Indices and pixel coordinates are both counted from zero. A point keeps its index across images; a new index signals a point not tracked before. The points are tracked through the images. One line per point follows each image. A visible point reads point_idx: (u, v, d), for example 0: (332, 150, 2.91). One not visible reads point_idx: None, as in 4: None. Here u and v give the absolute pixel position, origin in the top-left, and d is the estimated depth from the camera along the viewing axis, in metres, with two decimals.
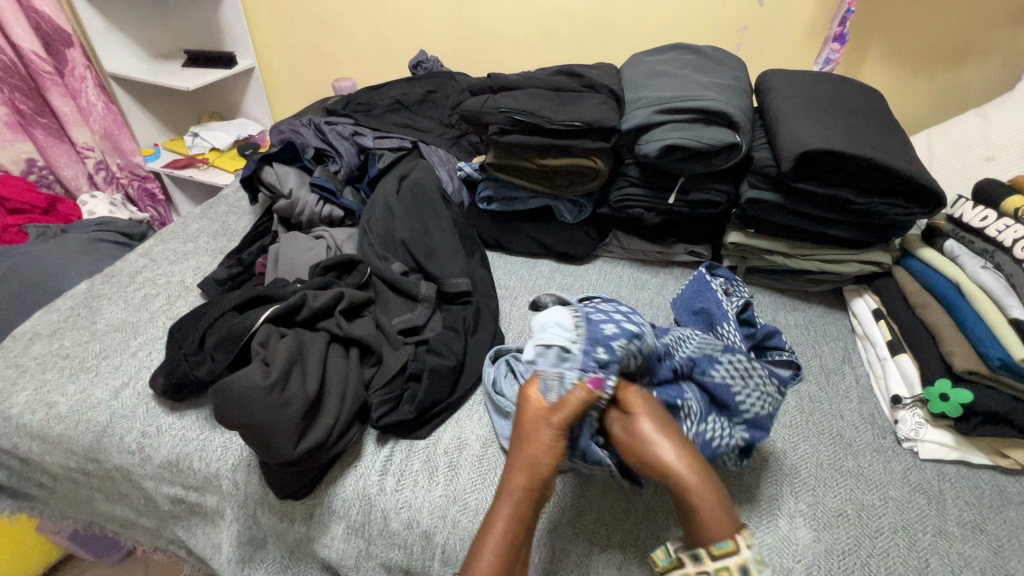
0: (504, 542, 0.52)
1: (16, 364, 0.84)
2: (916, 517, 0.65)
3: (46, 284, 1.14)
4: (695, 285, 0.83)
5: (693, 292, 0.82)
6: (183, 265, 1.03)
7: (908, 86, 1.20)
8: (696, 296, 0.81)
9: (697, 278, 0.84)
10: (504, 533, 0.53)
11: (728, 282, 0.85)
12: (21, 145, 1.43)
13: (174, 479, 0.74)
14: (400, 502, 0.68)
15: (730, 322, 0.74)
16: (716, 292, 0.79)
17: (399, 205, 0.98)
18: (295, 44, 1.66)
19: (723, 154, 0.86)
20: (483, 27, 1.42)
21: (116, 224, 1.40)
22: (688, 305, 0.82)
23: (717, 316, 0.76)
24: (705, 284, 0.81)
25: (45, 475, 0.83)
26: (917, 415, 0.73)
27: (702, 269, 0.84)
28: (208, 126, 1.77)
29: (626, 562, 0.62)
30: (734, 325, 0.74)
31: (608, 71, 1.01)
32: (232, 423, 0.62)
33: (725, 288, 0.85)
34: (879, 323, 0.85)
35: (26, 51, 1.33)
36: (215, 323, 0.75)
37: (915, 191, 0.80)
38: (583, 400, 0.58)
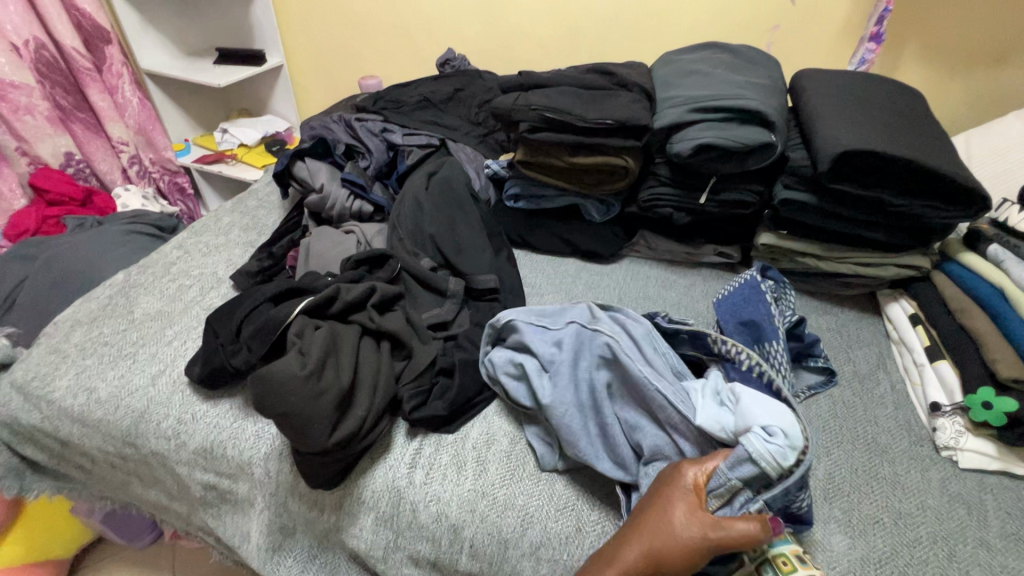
0: None
1: (57, 350, 0.86)
2: (956, 527, 0.63)
3: (84, 273, 1.18)
4: (744, 290, 0.79)
5: (741, 298, 0.79)
6: (216, 258, 1.05)
7: (946, 87, 1.16)
8: (744, 304, 0.78)
9: (747, 283, 0.80)
10: None
11: (777, 286, 0.82)
12: (61, 139, 1.46)
13: (207, 466, 0.76)
14: (428, 495, 0.68)
15: (779, 340, 0.72)
16: (766, 303, 0.76)
17: (428, 201, 0.99)
18: (323, 41, 1.68)
19: (756, 154, 0.85)
20: (511, 26, 1.43)
21: (148, 217, 1.44)
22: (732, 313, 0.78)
23: (767, 332, 0.73)
24: (756, 293, 0.78)
25: (83, 458, 0.86)
26: (957, 423, 0.71)
27: (753, 273, 0.81)
28: (237, 122, 1.80)
29: None
30: (782, 343, 0.72)
31: (639, 69, 1.00)
32: (268, 412, 0.64)
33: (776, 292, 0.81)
34: (916, 329, 0.83)
35: (67, 48, 1.38)
36: (251, 314, 0.77)
37: (956, 193, 0.78)
38: (749, 533, 0.49)
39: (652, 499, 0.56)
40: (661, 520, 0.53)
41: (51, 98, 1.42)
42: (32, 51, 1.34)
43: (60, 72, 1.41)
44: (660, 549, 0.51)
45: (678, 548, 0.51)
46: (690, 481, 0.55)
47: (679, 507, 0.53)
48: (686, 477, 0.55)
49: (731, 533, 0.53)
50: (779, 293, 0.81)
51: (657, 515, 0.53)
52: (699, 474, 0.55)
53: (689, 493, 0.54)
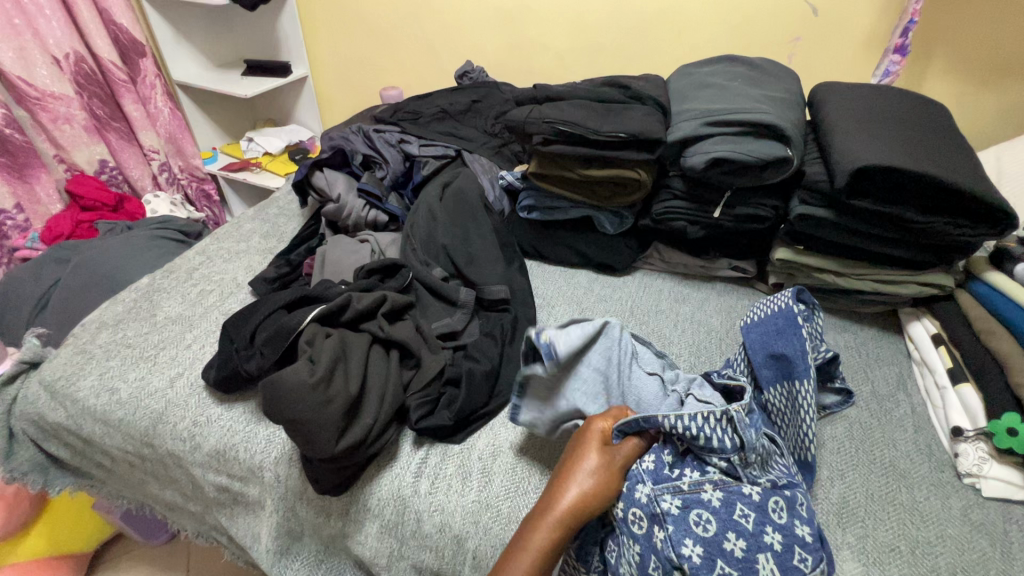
0: (540, 554, 0.52)
1: (84, 351, 0.90)
2: (977, 558, 0.61)
3: (111, 277, 1.22)
4: (777, 321, 0.74)
5: (774, 330, 0.73)
6: (237, 264, 1.08)
7: (977, 101, 1.13)
8: (776, 337, 0.72)
9: (781, 312, 0.74)
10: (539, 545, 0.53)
11: (810, 314, 0.76)
12: (96, 148, 1.52)
13: (220, 468, 0.78)
14: (433, 505, 0.68)
15: (810, 379, 0.68)
16: (802, 336, 0.70)
17: (442, 212, 1.00)
18: (348, 53, 1.73)
19: (772, 168, 0.84)
20: (530, 37, 1.44)
21: (176, 222, 1.49)
22: (764, 344, 0.73)
23: (798, 370, 0.69)
24: (791, 325, 0.72)
25: (105, 456, 0.88)
26: (981, 449, 0.69)
27: (789, 300, 0.74)
28: (262, 132, 1.86)
29: None
30: (813, 383, 0.68)
31: (654, 82, 1.00)
32: (279, 418, 0.65)
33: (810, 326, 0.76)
34: (939, 349, 0.81)
35: (105, 60, 1.44)
36: (265, 320, 0.79)
37: (982, 211, 0.75)
38: (634, 448, 0.60)
39: (570, 452, 0.60)
40: (578, 461, 0.58)
41: (88, 108, 1.48)
42: (72, 64, 1.41)
43: (97, 83, 1.48)
44: (586, 486, 0.55)
45: (597, 480, 0.56)
46: (598, 428, 0.61)
47: (596, 455, 0.58)
48: (594, 427, 0.61)
49: None
50: (811, 321, 0.76)
51: (572, 465, 0.58)
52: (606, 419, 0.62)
53: (596, 443, 0.59)
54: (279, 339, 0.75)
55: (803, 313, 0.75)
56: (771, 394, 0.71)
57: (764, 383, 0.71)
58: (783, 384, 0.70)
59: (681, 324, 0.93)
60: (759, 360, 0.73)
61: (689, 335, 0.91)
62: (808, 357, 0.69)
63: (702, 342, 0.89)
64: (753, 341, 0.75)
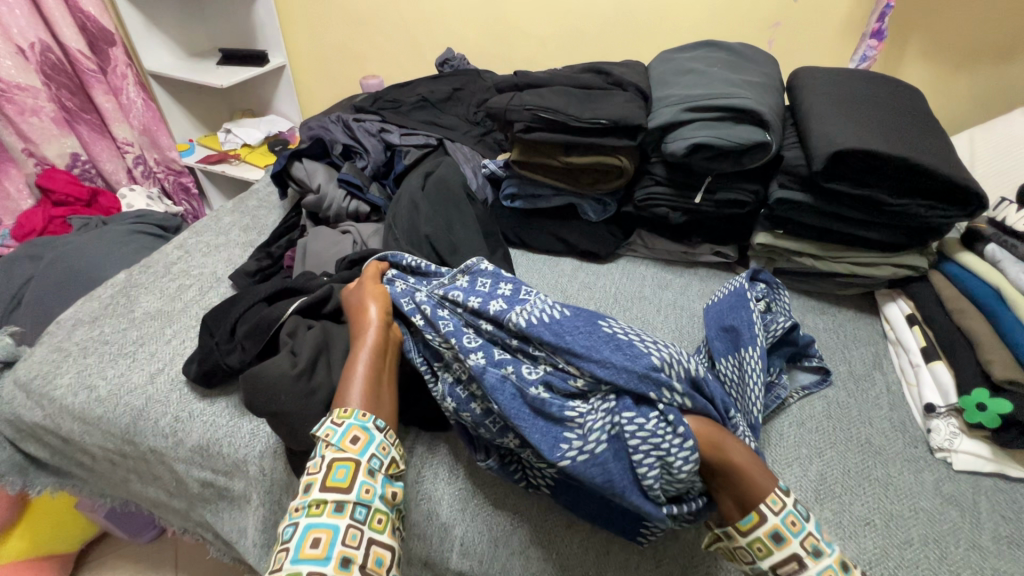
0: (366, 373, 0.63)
1: (60, 349, 0.88)
2: (948, 529, 0.63)
3: (87, 273, 1.19)
4: (732, 297, 0.79)
5: (728, 305, 0.78)
6: (216, 257, 1.06)
7: (951, 86, 1.15)
8: (732, 310, 0.77)
9: (736, 291, 0.80)
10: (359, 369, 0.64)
11: (768, 294, 0.81)
12: (67, 141, 1.48)
13: (204, 463, 0.77)
14: (420, 494, 0.69)
15: (756, 346, 0.71)
16: (750, 309, 0.75)
17: (424, 201, 0.99)
18: (326, 42, 1.69)
19: (751, 153, 0.84)
20: (512, 24, 1.42)
21: (153, 216, 1.46)
22: (720, 319, 0.78)
23: (745, 337, 0.72)
24: (741, 300, 0.77)
25: (85, 455, 0.87)
26: (952, 425, 0.71)
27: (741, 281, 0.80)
28: (240, 123, 1.82)
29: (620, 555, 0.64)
30: (759, 351, 0.71)
31: (635, 69, 1.00)
32: (261, 411, 0.64)
33: (768, 302, 0.80)
34: (913, 329, 0.83)
35: (72, 50, 1.40)
36: (246, 313, 0.78)
37: (955, 193, 0.77)
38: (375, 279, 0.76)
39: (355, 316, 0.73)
40: (355, 313, 0.72)
41: (57, 100, 1.44)
42: (38, 54, 1.36)
43: (65, 74, 1.43)
44: (364, 321, 0.69)
45: (362, 313, 0.70)
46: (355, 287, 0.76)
47: (363, 300, 0.72)
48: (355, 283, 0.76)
49: (756, 538, 0.52)
50: (772, 296, 0.81)
51: (359, 312, 0.71)
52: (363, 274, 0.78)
53: (356, 295, 0.74)
54: (260, 333, 0.75)
55: (764, 293, 0.81)
56: (722, 365, 0.73)
57: (717, 355, 0.74)
58: (732, 354, 0.73)
59: (664, 309, 0.94)
60: (713, 334, 0.77)
61: (672, 319, 0.92)
62: (755, 326, 0.73)
63: (684, 326, 0.91)
64: (710, 318, 0.79)
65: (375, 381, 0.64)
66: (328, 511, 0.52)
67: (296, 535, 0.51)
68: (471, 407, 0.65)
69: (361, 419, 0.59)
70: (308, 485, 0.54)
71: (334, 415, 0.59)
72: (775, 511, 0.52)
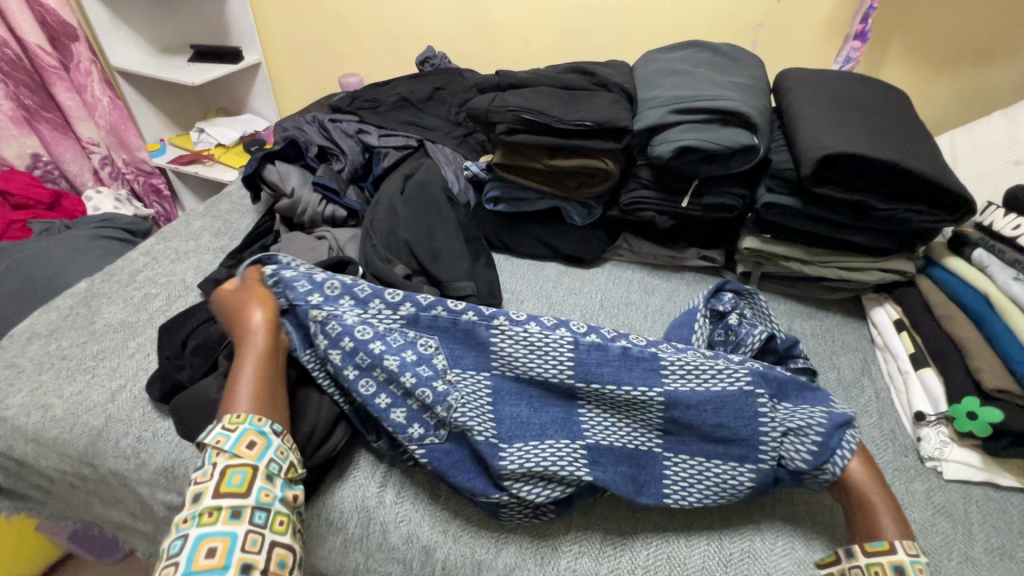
0: (264, 378, 0.60)
1: (12, 364, 0.82)
2: (941, 542, 0.61)
3: (47, 281, 1.13)
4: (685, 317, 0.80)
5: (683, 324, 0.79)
6: (185, 264, 1.01)
7: (932, 88, 1.16)
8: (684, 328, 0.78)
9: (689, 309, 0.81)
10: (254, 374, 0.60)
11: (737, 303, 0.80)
12: (27, 140, 1.41)
13: (169, 486, 0.72)
14: (399, 516, 0.66)
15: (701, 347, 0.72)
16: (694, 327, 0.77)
17: (403, 205, 0.96)
18: (303, 38, 1.64)
19: (738, 157, 0.83)
20: (494, 22, 1.39)
21: (119, 220, 1.39)
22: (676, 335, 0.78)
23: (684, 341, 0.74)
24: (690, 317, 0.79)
25: (42, 477, 0.82)
26: (942, 433, 0.70)
27: (699, 297, 0.80)
28: (213, 122, 1.75)
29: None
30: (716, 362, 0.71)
31: (620, 69, 0.97)
32: (203, 439, 0.61)
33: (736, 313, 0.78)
34: (901, 335, 0.82)
35: (30, 45, 1.32)
36: (198, 327, 0.74)
37: (942, 198, 0.76)
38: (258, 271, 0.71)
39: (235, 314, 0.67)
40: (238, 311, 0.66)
41: (14, 97, 1.37)
42: None
43: (24, 71, 1.36)
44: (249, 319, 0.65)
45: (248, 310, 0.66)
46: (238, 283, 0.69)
47: (255, 297, 0.67)
48: (243, 280, 0.70)
49: (880, 565, 0.52)
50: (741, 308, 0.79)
51: (241, 318, 0.65)
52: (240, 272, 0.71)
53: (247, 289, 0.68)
54: (210, 348, 0.71)
55: (731, 304, 0.79)
56: None
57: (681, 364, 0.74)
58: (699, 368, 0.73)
59: (651, 315, 0.92)
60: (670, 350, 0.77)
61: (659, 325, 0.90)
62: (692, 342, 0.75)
63: None
64: (672, 332, 0.80)
65: (271, 386, 0.61)
66: (224, 518, 0.49)
67: (185, 547, 0.47)
68: (405, 404, 0.65)
69: (256, 424, 0.56)
70: (198, 493, 0.50)
71: (225, 422, 0.55)
72: (909, 552, 0.52)
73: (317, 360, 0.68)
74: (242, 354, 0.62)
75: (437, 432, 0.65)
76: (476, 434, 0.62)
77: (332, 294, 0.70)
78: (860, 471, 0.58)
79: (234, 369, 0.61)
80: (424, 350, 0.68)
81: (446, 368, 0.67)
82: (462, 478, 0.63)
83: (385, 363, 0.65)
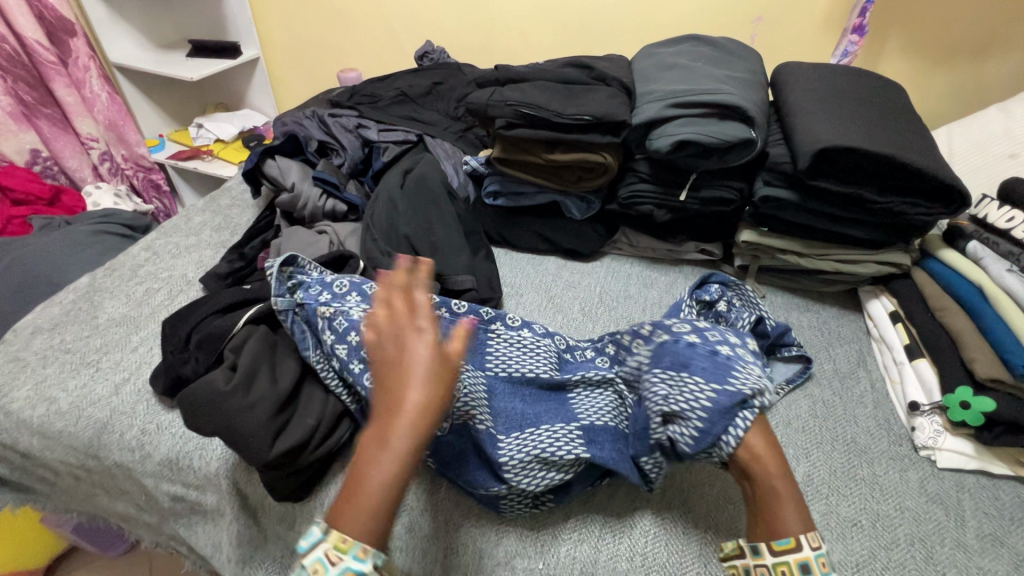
0: (391, 497, 0.46)
1: (16, 359, 0.83)
2: (933, 529, 0.63)
3: (49, 277, 1.14)
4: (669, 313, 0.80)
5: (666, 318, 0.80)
6: (186, 259, 1.01)
7: (929, 82, 1.16)
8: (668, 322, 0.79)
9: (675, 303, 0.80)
10: (380, 491, 0.46)
11: (725, 290, 0.82)
12: (26, 136, 1.41)
13: (173, 477, 0.73)
14: (402, 506, 0.67)
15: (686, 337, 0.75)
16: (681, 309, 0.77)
17: (403, 199, 0.96)
18: (301, 33, 1.64)
19: (736, 151, 0.83)
20: (492, 16, 1.39)
21: (120, 216, 1.39)
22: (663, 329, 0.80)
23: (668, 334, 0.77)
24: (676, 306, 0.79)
25: (47, 470, 0.83)
26: (935, 422, 0.71)
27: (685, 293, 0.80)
28: (212, 117, 1.76)
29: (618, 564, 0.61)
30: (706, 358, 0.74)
31: (618, 63, 0.98)
32: (209, 429, 0.61)
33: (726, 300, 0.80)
34: (896, 326, 0.83)
35: (29, 41, 1.32)
36: (200, 322, 0.74)
37: (937, 190, 0.77)
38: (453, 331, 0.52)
39: (389, 375, 0.49)
40: (398, 381, 0.48)
41: (13, 93, 1.37)
42: None
43: (22, 66, 1.36)
44: (408, 406, 0.47)
45: (409, 393, 0.48)
46: (425, 336, 0.50)
47: (425, 375, 0.48)
48: (419, 333, 0.50)
49: (785, 562, 0.48)
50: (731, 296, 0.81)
51: (399, 396, 0.48)
52: (429, 318, 0.52)
53: (427, 352, 0.49)
54: (214, 342, 0.70)
55: (718, 293, 0.80)
56: None
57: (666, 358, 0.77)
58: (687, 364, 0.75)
59: (650, 308, 0.93)
60: None
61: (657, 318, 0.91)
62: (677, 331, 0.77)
63: None
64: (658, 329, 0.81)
65: (393, 504, 0.46)
66: None
67: None
68: None
69: (357, 560, 0.43)
70: None
71: (330, 543, 0.44)
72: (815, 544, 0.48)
73: (324, 359, 0.70)
74: (382, 449, 0.47)
75: (441, 423, 0.64)
76: (476, 423, 0.62)
77: (339, 293, 0.73)
78: (763, 455, 0.55)
79: (363, 452, 0.47)
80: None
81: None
82: (464, 469, 0.63)
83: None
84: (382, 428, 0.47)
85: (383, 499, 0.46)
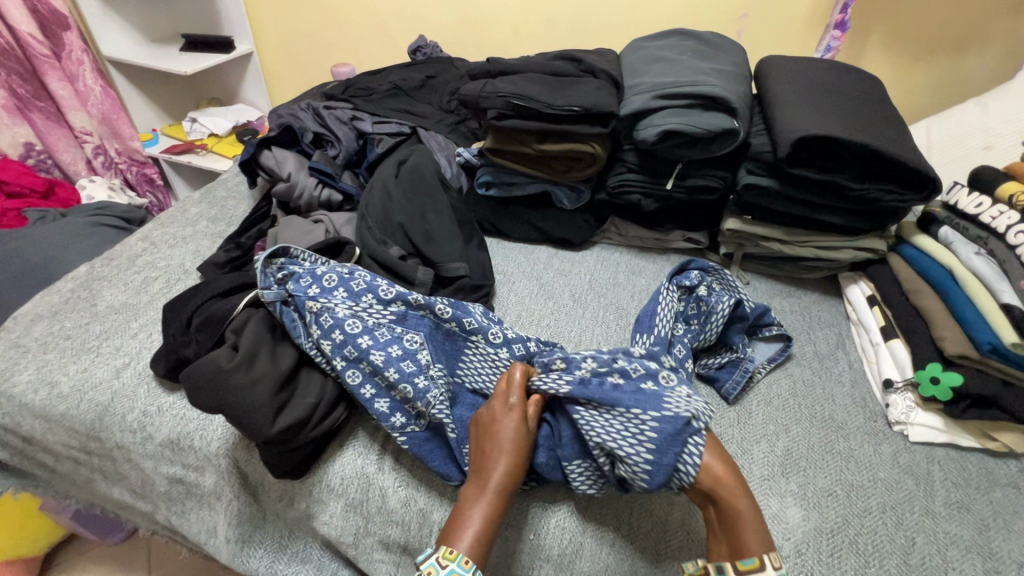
0: (488, 529, 0.55)
1: (18, 344, 0.85)
2: (904, 497, 0.66)
3: (46, 267, 1.15)
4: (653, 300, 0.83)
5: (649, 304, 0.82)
6: (183, 249, 1.03)
7: (909, 77, 1.20)
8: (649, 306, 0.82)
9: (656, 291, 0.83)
10: (480, 525, 0.55)
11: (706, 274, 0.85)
12: (19, 129, 1.42)
13: (174, 458, 0.75)
14: (398, 481, 0.69)
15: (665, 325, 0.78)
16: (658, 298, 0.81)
17: (398, 189, 0.99)
18: (295, 28, 1.65)
19: (720, 140, 0.86)
20: (485, 12, 1.41)
21: (115, 208, 1.40)
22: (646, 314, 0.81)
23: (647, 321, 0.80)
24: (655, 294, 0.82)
25: (47, 454, 0.84)
26: (908, 399, 0.74)
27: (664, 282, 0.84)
28: (206, 111, 1.76)
29: (603, 531, 0.64)
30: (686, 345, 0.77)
31: (607, 57, 1.00)
32: (211, 407, 0.63)
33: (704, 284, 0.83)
34: (873, 310, 0.86)
35: (23, 34, 1.32)
36: (202, 306, 0.76)
37: (911, 177, 0.80)
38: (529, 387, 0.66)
39: (485, 433, 0.62)
40: (490, 437, 0.61)
41: (8, 87, 1.37)
42: None
43: (16, 60, 1.36)
44: (504, 453, 0.59)
45: (495, 444, 0.60)
46: (513, 402, 0.63)
47: (513, 430, 0.61)
48: (510, 404, 0.63)
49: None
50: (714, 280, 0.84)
51: (493, 448, 0.60)
52: (518, 392, 0.64)
53: (514, 411, 0.62)
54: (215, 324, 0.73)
55: (700, 279, 0.84)
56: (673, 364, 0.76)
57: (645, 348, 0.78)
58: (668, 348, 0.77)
59: (638, 294, 0.96)
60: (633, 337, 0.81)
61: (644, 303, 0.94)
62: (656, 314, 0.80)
63: None
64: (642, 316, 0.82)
65: (492, 534, 0.56)
66: None
67: None
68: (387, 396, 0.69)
69: (462, 567, 0.52)
70: None
71: (439, 553, 0.53)
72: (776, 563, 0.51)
73: (316, 348, 0.72)
74: (482, 491, 0.57)
75: (418, 421, 0.69)
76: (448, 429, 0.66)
77: (328, 286, 0.74)
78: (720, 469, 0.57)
79: (465, 500, 0.57)
80: (409, 346, 0.71)
81: (429, 364, 0.70)
82: (438, 463, 0.67)
83: (371, 357, 0.68)
84: (480, 478, 0.58)
85: (483, 529, 0.55)
